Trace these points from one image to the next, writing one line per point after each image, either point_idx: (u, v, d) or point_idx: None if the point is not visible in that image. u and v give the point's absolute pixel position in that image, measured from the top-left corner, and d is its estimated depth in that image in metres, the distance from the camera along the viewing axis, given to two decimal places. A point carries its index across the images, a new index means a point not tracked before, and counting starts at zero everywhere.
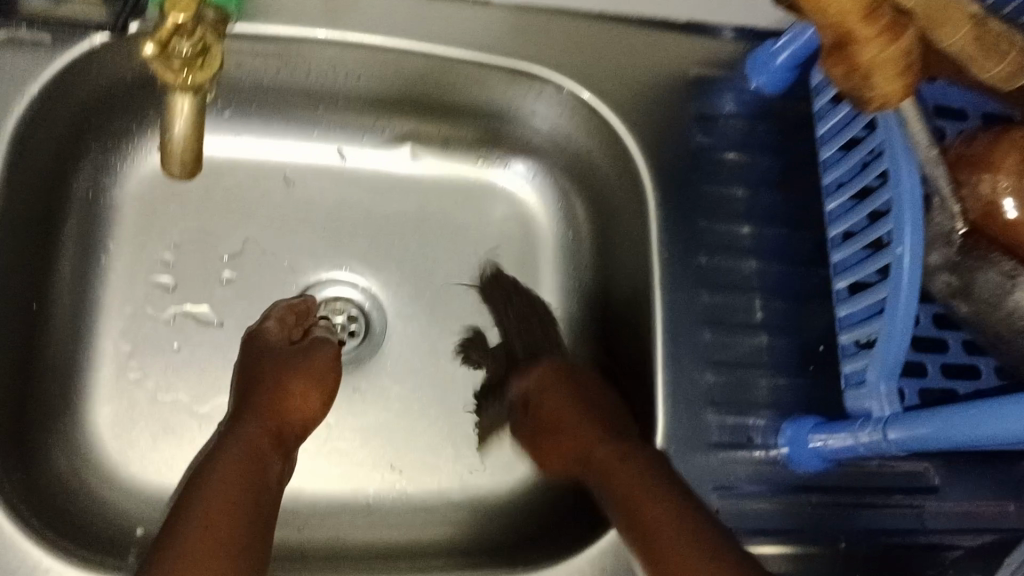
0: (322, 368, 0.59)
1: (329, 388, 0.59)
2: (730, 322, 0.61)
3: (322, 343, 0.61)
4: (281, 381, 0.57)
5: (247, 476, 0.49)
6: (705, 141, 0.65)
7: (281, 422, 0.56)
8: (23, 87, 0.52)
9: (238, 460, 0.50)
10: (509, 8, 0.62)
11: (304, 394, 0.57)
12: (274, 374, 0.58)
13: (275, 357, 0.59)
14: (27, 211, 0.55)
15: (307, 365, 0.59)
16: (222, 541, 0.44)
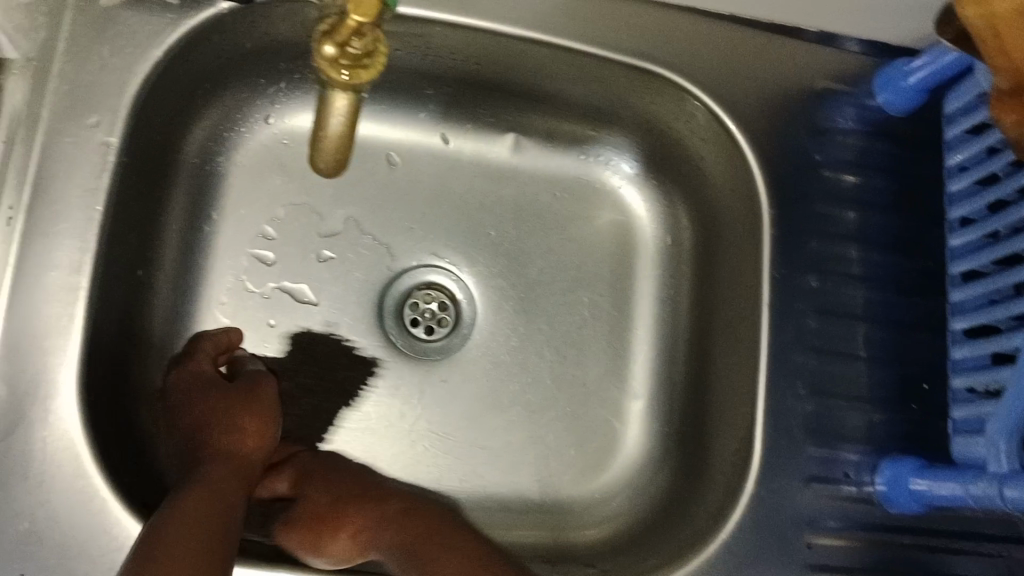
0: (265, 398, 0.55)
1: (270, 421, 0.55)
2: (833, 350, 0.60)
3: (248, 374, 0.56)
4: (189, 420, 0.53)
5: (215, 518, 0.46)
6: (825, 159, 0.62)
7: (233, 461, 0.52)
8: (144, 51, 0.50)
9: (202, 499, 0.46)
10: (639, 5, 0.59)
11: (242, 424, 0.54)
12: (192, 411, 0.53)
13: (199, 394, 0.54)
14: (139, 175, 0.54)
15: (245, 398, 0.55)
16: None
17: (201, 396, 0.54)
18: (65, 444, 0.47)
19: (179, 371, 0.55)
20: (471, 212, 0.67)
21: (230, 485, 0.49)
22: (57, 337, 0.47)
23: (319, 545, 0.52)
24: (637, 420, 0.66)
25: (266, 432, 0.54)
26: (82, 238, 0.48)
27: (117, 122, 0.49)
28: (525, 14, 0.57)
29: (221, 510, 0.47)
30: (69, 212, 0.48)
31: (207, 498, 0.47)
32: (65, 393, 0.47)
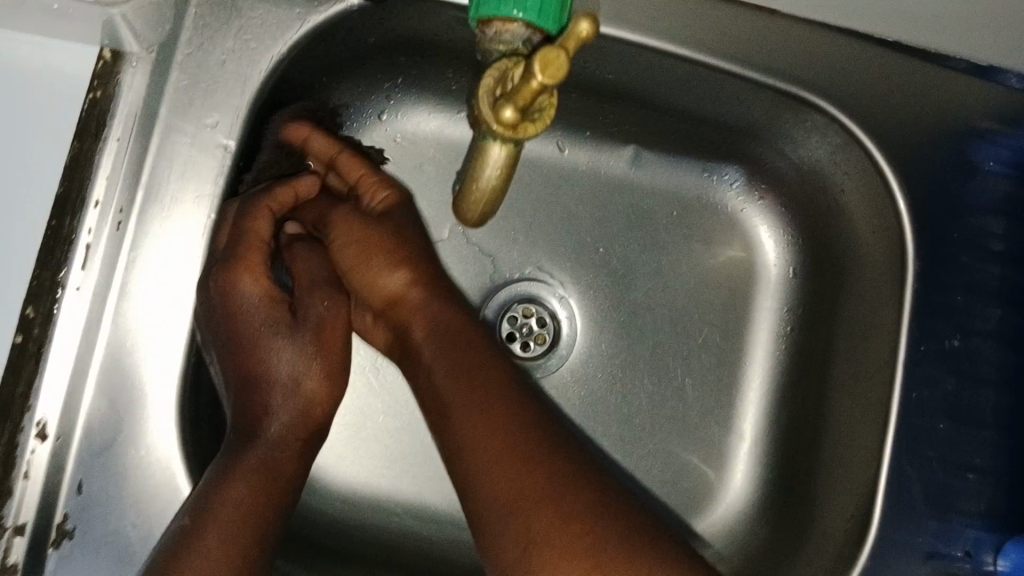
0: (333, 348, 0.52)
1: (339, 366, 0.52)
2: (966, 418, 0.55)
3: (315, 311, 0.51)
4: (250, 351, 0.49)
5: (258, 504, 0.46)
6: (978, 206, 0.56)
7: (297, 419, 0.50)
8: (268, 46, 0.47)
9: (247, 487, 0.46)
10: (797, 23, 0.54)
11: (305, 383, 0.50)
12: (252, 341, 0.49)
13: (262, 318, 0.50)
14: (251, 174, 0.51)
15: (313, 349, 0.51)
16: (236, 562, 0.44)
17: (270, 335, 0.50)
18: (161, 466, 0.45)
19: (234, 273, 0.47)
20: (581, 227, 0.64)
21: (281, 456, 0.49)
22: (163, 350, 0.45)
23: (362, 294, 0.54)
24: (740, 465, 0.63)
25: (331, 394, 0.52)
26: (192, 250, 0.46)
27: (237, 123, 0.46)
28: (673, 25, 0.52)
29: (267, 485, 0.47)
30: (181, 218, 0.46)
31: (251, 478, 0.46)
32: (166, 413, 0.45)
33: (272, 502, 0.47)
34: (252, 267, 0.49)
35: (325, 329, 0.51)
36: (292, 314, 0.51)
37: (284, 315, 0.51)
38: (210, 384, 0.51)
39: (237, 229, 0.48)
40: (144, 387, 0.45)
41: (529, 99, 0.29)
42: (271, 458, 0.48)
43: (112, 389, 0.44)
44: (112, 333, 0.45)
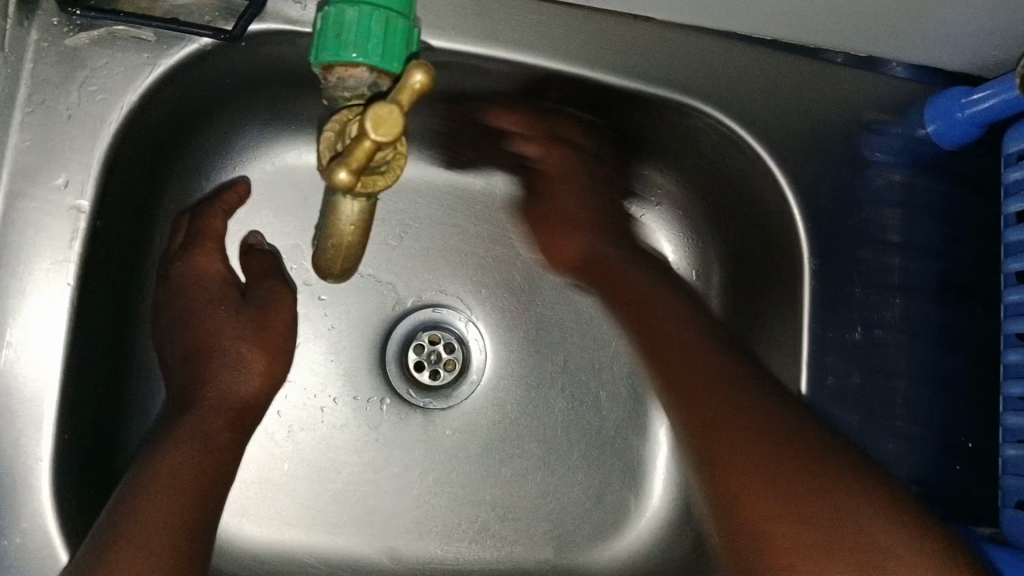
0: (277, 327, 0.52)
1: (277, 362, 0.51)
2: (872, 409, 0.55)
3: (263, 293, 0.53)
4: (198, 325, 0.50)
5: (198, 464, 0.42)
6: (868, 197, 0.57)
7: (227, 399, 0.47)
8: (118, 97, 0.44)
9: (187, 451, 0.43)
10: (672, 29, 0.53)
11: (249, 360, 0.50)
12: (209, 309, 0.51)
13: (216, 293, 0.52)
14: (119, 229, 0.48)
15: (256, 325, 0.51)
16: (168, 531, 0.38)
17: (212, 309, 0.51)
18: (42, 550, 0.42)
19: (192, 257, 0.52)
20: (478, 243, 0.62)
21: (214, 425, 0.45)
22: (31, 427, 0.43)
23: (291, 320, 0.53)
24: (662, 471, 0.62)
25: (272, 374, 0.51)
26: (53, 315, 0.43)
27: (89, 180, 0.44)
28: (550, 39, 0.51)
29: (208, 448, 0.44)
30: (40, 285, 0.43)
31: (192, 453, 0.43)
32: (42, 493, 0.42)
33: (211, 484, 0.42)
34: (210, 249, 0.53)
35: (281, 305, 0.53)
36: (243, 294, 0.53)
37: (233, 295, 0.53)
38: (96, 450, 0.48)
39: (193, 226, 0.53)
40: (13, 471, 0.42)
41: (363, 156, 0.27)
42: (207, 429, 0.45)
43: None
44: None
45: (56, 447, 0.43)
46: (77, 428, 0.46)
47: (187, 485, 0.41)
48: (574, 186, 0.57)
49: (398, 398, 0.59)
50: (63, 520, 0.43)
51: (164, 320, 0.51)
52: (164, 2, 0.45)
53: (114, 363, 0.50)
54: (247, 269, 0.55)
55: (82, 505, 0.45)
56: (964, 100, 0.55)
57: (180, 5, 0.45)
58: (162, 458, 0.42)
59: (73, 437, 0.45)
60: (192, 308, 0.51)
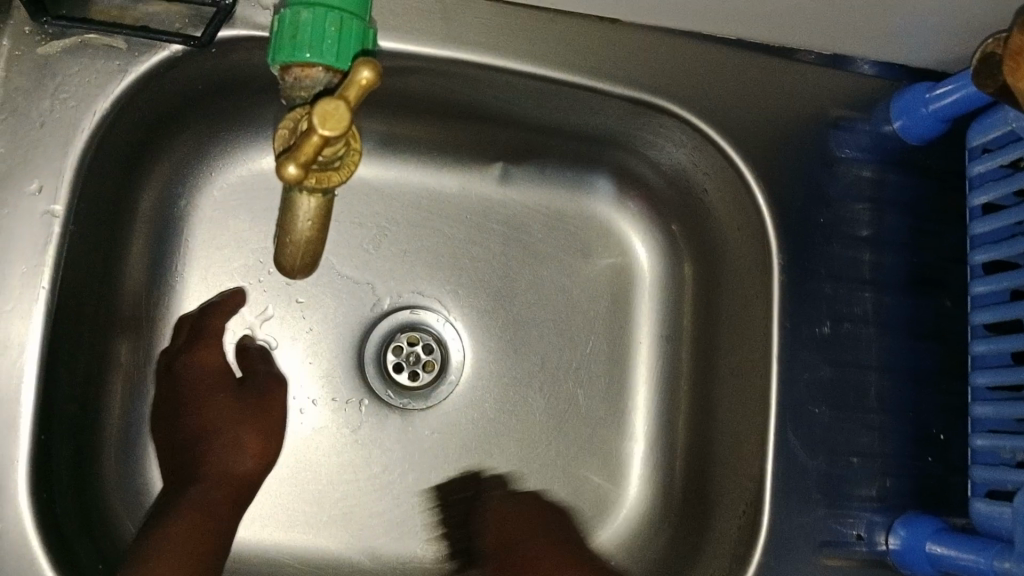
0: (274, 410, 0.56)
1: (273, 439, 0.56)
2: (845, 402, 0.56)
3: (261, 381, 0.57)
4: (200, 417, 0.56)
5: (197, 536, 0.49)
6: (837, 194, 0.57)
7: (224, 478, 0.54)
8: (89, 103, 0.45)
9: (185, 524, 0.49)
10: (638, 31, 0.54)
11: (244, 439, 0.55)
12: (210, 401, 0.56)
13: (218, 380, 0.57)
14: (95, 235, 0.49)
15: (254, 410, 0.56)
16: None
17: (211, 397, 0.57)
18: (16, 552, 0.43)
19: (195, 350, 0.56)
20: (454, 247, 0.62)
21: (212, 499, 0.52)
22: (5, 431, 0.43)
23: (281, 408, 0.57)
24: (638, 469, 0.62)
25: (269, 451, 0.56)
26: (27, 320, 0.44)
27: (62, 186, 0.44)
28: (515, 42, 0.52)
29: (204, 528, 0.50)
30: (13, 291, 0.44)
31: (183, 528, 0.49)
32: (19, 496, 0.43)
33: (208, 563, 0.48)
34: (214, 345, 0.56)
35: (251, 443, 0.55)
36: (240, 380, 0.58)
37: (232, 382, 0.57)
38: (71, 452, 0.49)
39: (196, 326, 0.56)
40: None
41: (313, 150, 0.29)
42: (205, 511, 0.51)
43: None
44: None
45: (31, 449, 0.44)
46: (53, 433, 0.46)
47: (193, 553, 0.48)
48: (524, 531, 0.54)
49: (378, 399, 0.60)
50: (38, 522, 0.43)
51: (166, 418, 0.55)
52: (136, 10, 0.46)
53: (90, 367, 0.51)
54: (245, 358, 0.58)
55: (57, 508, 0.45)
56: (929, 96, 0.55)
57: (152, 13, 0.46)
58: (157, 550, 0.47)
59: (48, 441, 0.46)
60: (188, 400, 0.56)
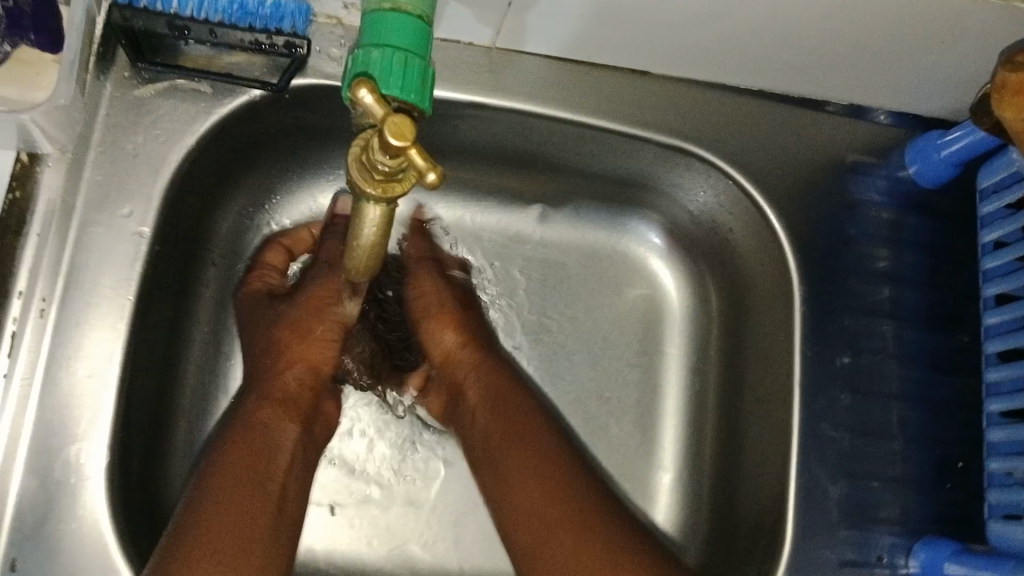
0: (313, 327, 0.57)
1: (324, 325, 0.57)
2: (866, 429, 0.58)
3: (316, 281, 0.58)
4: (301, 361, 0.56)
5: (253, 455, 0.50)
6: (858, 232, 0.61)
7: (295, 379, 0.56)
8: (177, 139, 0.51)
9: (236, 450, 0.50)
10: (669, 82, 0.59)
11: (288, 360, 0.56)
12: (316, 335, 0.57)
13: (332, 320, 0.57)
14: (172, 257, 0.54)
15: (301, 317, 0.57)
16: (243, 471, 0.49)
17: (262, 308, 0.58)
18: (93, 533, 0.47)
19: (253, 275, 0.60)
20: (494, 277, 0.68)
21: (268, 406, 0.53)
22: (90, 429, 0.48)
23: (309, 331, 0.57)
24: (665, 494, 0.66)
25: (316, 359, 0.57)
26: (114, 327, 0.49)
27: (150, 211, 0.51)
28: (554, 92, 0.57)
29: (264, 446, 0.51)
30: (102, 303, 0.49)
31: (240, 452, 0.50)
32: (95, 485, 0.48)
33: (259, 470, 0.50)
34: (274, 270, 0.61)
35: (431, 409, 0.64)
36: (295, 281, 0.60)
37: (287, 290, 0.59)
38: (145, 451, 0.53)
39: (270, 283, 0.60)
40: (72, 465, 0.48)
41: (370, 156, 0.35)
42: (277, 441, 0.52)
43: (42, 467, 0.47)
44: (39, 413, 0.48)
45: (109, 443, 0.48)
46: (129, 432, 0.51)
47: (252, 485, 0.49)
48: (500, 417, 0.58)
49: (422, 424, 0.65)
50: (112, 510, 0.48)
51: (270, 318, 0.57)
52: (221, 60, 0.51)
53: (163, 377, 0.56)
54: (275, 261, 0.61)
55: (129, 499, 0.50)
56: (941, 142, 0.59)
57: (234, 62, 0.52)
58: (216, 479, 0.49)
59: (125, 439, 0.50)
60: (303, 332, 0.57)
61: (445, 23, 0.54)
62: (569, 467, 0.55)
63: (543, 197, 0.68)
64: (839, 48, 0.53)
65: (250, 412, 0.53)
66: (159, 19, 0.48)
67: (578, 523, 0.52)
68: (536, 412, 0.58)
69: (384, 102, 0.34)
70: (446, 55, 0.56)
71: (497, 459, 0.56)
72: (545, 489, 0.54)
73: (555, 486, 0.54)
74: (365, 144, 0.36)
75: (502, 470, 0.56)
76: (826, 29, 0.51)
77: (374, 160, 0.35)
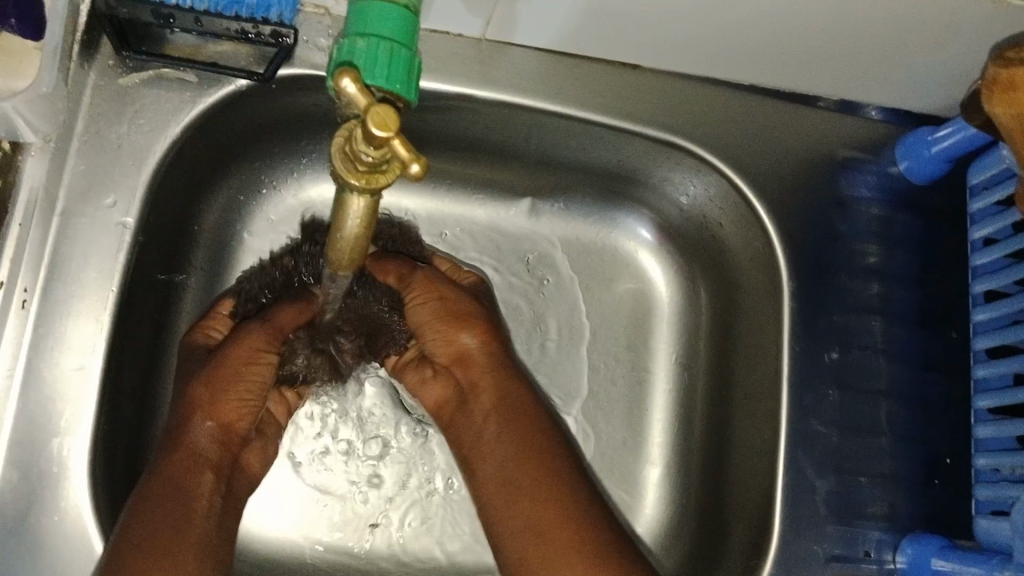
0: (233, 382, 0.52)
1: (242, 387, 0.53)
2: (854, 425, 0.58)
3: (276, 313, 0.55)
4: (213, 420, 0.52)
5: (172, 515, 0.47)
6: (848, 227, 0.60)
7: (213, 437, 0.52)
8: (163, 128, 0.51)
9: (147, 518, 0.46)
10: (661, 76, 0.59)
11: (214, 411, 0.52)
12: (231, 396, 0.52)
13: (252, 378, 0.53)
14: (157, 248, 0.54)
15: (225, 368, 0.52)
16: (160, 536, 0.46)
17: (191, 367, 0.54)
18: (75, 527, 0.47)
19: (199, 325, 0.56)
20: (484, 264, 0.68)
21: (181, 465, 0.49)
22: (71, 421, 0.48)
23: (224, 387, 0.52)
24: (653, 489, 0.66)
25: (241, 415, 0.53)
26: (96, 318, 0.49)
27: (134, 201, 0.50)
28: (545, 85, 0.57)
29: (174, 508, 0.48)
30: (85, 295, 0.49)
31: (154, 516, 0.47)
32: (77, 478, 0.47)
33: (177, 531, 0.47)
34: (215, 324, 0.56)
35: (428, 398, 0.61)
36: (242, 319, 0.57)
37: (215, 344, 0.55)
38: (129, 443, 0.53)
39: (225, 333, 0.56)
40: (53, 457, 0.47)
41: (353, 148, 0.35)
42: (190, 499, 0.49)
43: (23, 459, 0.47)
44: (21, 404, 0.47)
45: (91, 435, 0.48)
46: (112, 425, 0.51)
47: (168, 549, 0.46)
48: (473, 438, 0.58)
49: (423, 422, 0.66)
50: (94, 503, 0.48)
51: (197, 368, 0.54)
52: (208, 48, 0.51)
53: (147, 368, 0.55)
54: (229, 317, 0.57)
55: (112, 491, 0.50)
56: (932, 138, 0.59)
57: (222, 51, 0.51)
58: (127, 544, 0.45)
59: (108, 431, 0.50)
60: (226, 384, 0.52)
61: (435, 14, 0.53)
62: (577, 521, 0.52)
63: (533, 190, 0.67)
64: (830, 42, 0.53)
65: (160, 471, 0.49)
66: (144, 7, 0.48)
67: (569, 530, 0.52)
68: (550, 432, 0.56)
69: (367, 92, 0.34)
70: (436, 46, 0.55)
71: (513, 495, 0.54)
72: (544, 495, 0.53)
73: (573, 499, 0.53)
74: (349, 135, 0.35)
75: (524, 519, 0.53)
76: (818, 22, 0.51)
77: (357, 151, 0.35)
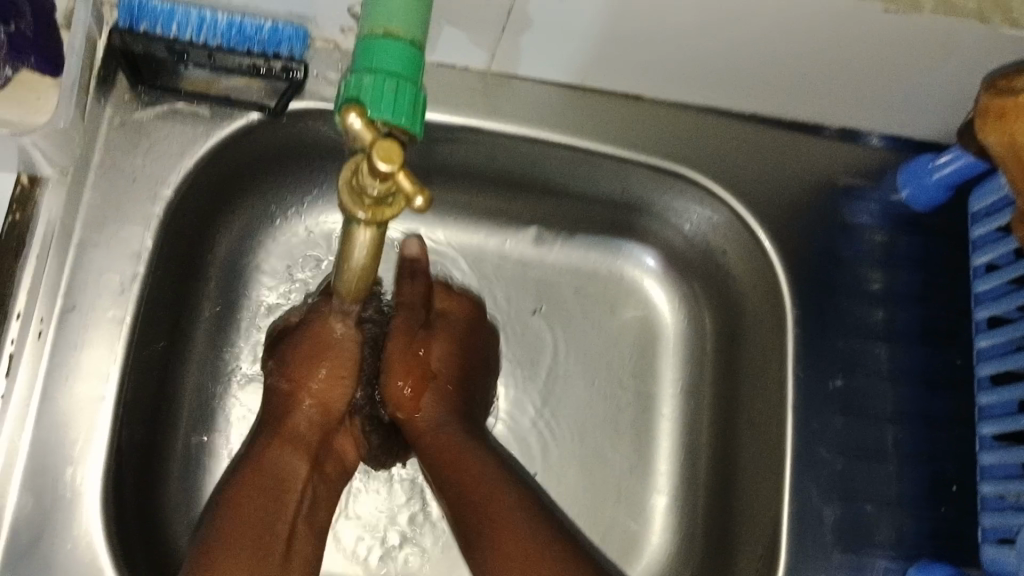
0: (331, 355, 0.57)
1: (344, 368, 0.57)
2: (860, 451, 0.58)
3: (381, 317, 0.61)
4: (316, 392, 0.56)
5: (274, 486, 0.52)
6: (851, 253, 0.61)
7: (312, 413, 0.56)
8: (176, 161, 0.52)
9: (248, 490, 0.51)
10: (662, 107, 0.59)
11: (313, 380, 0.57)
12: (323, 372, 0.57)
13: (343, 358, 0.57)
14: (169, 278, 0.55)
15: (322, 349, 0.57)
16: (254, 502, 0.51)
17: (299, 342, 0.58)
18: (87, 553, 0.47)
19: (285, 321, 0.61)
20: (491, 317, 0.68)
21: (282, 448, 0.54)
22: (85, 448, 0.49)
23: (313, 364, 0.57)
24: (662, 515, 0.66)
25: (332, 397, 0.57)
26: (110, 346, 0.50)
27: (148, 233, 0.51)
28: (550, 118, 0.58)
29: (273, 483, 0.52)
30: (98, 324, 0.50)
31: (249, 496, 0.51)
32: (91, 505, 0.48)
33: (276, 495, 0.52)
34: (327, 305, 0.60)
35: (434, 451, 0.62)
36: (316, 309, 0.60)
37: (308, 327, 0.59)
38: (142, 469, 0.54)
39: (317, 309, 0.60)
40: (67, 483, 0.48)
41: (359, 180, 0.36)
42: (288, 470, 0.53)
43: (37, 486, 0.48)
44: (36, 432, 0.48)
45: (104, 461, 0.49)
46: (124, 452, 0.52)
47: (263, 519, 0.50)
48: (466, 469, 0.56)
49: None
50: (107, 529, 0.48)
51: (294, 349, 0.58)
52: (221, 83, 0.52)
53: (160, 395, 0.56)
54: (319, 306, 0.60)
55: (125, 517, 0.50)
56: (933, 166, 0.59)
57: (233, 85, 0.52)
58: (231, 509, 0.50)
59: (120, 457, 0.51)
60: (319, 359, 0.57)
61: (441, 48, 0.55)
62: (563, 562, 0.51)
63: (540, 218, 0.68)
64: (829, 74, 0.54)
65: (263, 450, 0.54)
66: (158, 44, 0.49)
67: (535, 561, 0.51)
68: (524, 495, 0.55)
69: (372, 128, 0.35)
70: (442, 79, 0.57)
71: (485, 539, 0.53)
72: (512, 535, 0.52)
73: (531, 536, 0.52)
74: (355, 169, 0.36)
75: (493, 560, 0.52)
76: (819, 53, 0.52)
77: (363, 184, 0.36)
